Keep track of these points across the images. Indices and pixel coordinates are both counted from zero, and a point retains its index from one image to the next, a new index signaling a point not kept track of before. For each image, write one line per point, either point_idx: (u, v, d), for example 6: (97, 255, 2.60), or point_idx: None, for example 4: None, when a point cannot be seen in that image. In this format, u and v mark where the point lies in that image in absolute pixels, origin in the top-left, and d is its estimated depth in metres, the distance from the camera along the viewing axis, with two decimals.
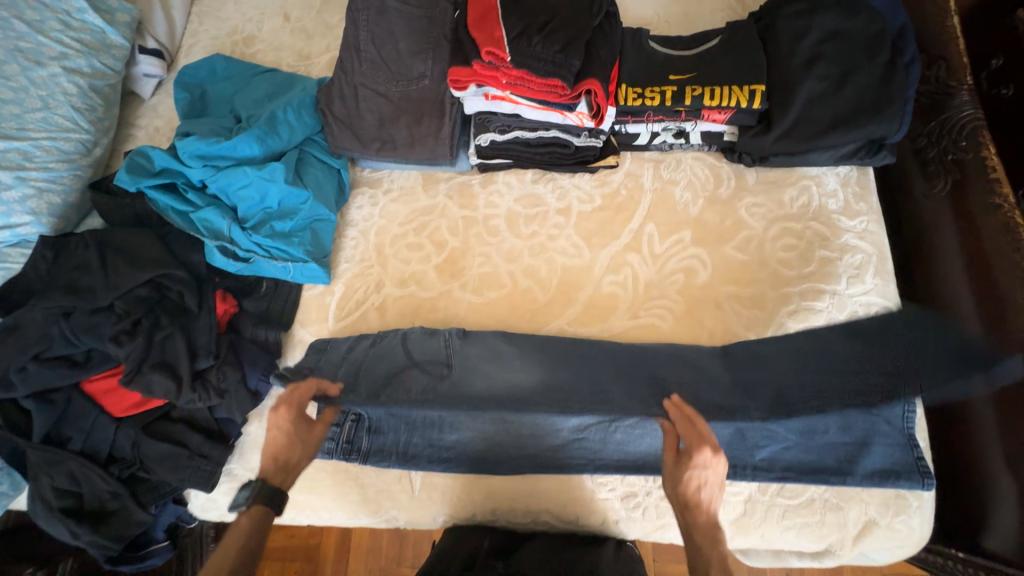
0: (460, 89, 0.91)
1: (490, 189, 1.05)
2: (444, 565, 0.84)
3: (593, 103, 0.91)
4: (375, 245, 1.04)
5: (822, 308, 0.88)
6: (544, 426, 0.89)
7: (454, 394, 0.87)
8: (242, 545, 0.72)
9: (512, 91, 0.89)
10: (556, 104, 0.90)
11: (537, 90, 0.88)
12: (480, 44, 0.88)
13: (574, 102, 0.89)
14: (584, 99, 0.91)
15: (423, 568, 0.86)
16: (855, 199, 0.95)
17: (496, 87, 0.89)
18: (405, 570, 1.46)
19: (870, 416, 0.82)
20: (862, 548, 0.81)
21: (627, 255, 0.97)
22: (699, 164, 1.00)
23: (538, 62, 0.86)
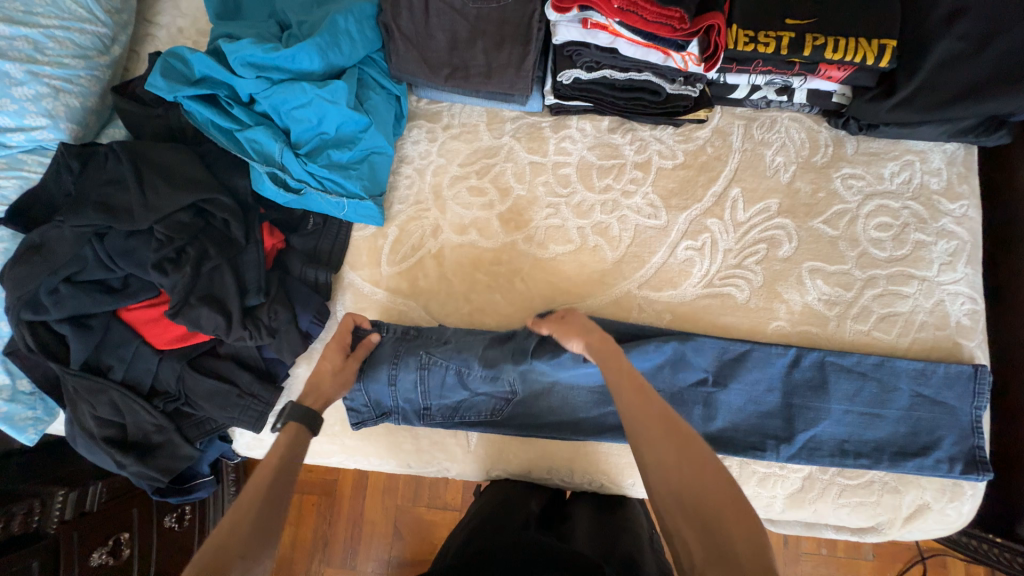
0: (560, 11, 0.78)
1: (562, 134, 0.96)
2: (504, 512, 0.81)
3: (708, 43, 0.79)
4: (433, 187, 0.96)
5: (908, 294, 0.85)
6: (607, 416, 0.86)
7: (523, 419, 0.86)
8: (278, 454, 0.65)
9: (622, 19, 0.76)
10: (667, 40, 0.79)
11: (647, 21, 0.77)
12: None
13: (688, 40, 0.78)
14: (698, 39, 0.80)
15: (471, 513, 0.83)
16: (958, 180, 0.89)
17: (604, 12, 0.76)
18: (421, 509, 1.46)
19: (942, 406, 0.81)
20: (911, 529, 0.83)
21: (707, 220, 0.91)
22: (795, 126, 0.92)
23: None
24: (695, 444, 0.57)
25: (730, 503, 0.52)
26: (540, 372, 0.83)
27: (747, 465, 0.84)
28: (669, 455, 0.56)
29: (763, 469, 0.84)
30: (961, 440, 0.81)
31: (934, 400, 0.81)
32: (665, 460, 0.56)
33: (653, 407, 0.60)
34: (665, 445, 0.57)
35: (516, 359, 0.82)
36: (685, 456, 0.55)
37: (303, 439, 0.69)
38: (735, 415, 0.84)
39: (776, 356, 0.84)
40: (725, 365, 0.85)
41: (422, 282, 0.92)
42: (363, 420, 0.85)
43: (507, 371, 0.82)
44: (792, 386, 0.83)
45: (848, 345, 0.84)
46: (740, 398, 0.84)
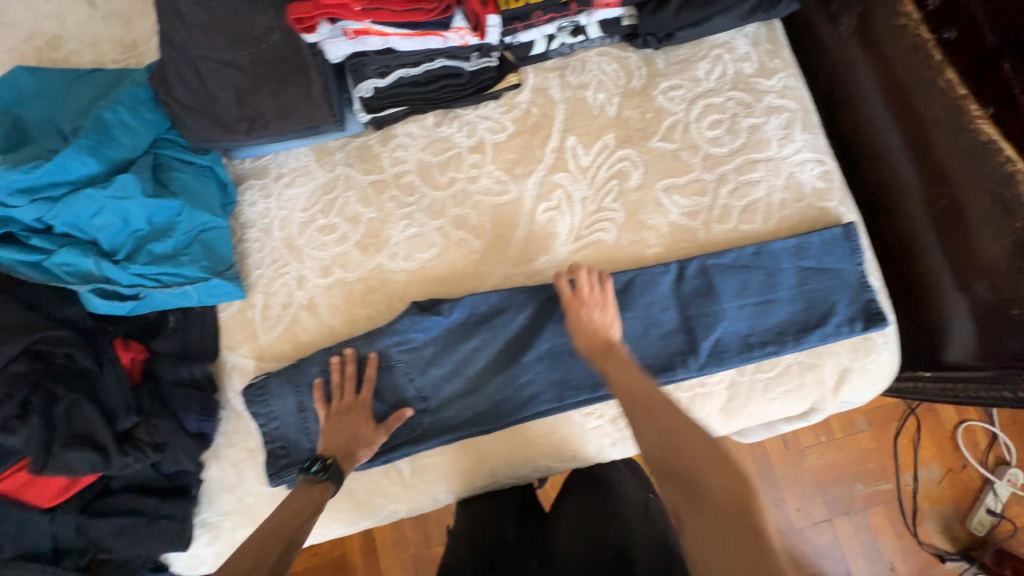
0: (308, 31, 0.73)
1: (392, 145, 0.94)
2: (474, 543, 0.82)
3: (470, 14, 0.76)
4: (284, 241, 0.92)
5: (759, 178, 0.85)
6: (522, 397, 0.84)
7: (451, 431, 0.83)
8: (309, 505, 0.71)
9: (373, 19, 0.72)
10: (425, 24, 0.74)
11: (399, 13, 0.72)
12: None
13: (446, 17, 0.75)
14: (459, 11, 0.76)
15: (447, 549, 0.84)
16: (768, 56, 0.90)
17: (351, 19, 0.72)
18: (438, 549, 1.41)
19: (826, 271, 0.83)
20: (843, 396, 0.83)
21: (555, 177, 0.90)
22: (605, 60, 0.92)
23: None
24: (680, 422, 0.59)
25: (704, 454, 0.55)
26: (422, 343, 0.84)
27: (671, 395, 0.83)
28: (650, 433, 0.60)
29: (687, 394, 0.83)
30: (854, 298, 0.82)
31: (817, 268, 0.83)
32: (651, 432, 0.60)
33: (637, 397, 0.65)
34: (661, 424, 0.60)
35: (398, 334, 0.83)
36: (668, 426, 0.60)
37: (319, 504, 0.72)
38: (644, 352, 0.83)
39: (664, 280, 0.83)
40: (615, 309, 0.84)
41: (303, 337, 0.88)
42: (282, 476, 0.80)
43: (391, 354, 0.83)
44: (688, 303, 0.83)
45: (722, 246, 0.84)
46: (642, 333, 0.83)
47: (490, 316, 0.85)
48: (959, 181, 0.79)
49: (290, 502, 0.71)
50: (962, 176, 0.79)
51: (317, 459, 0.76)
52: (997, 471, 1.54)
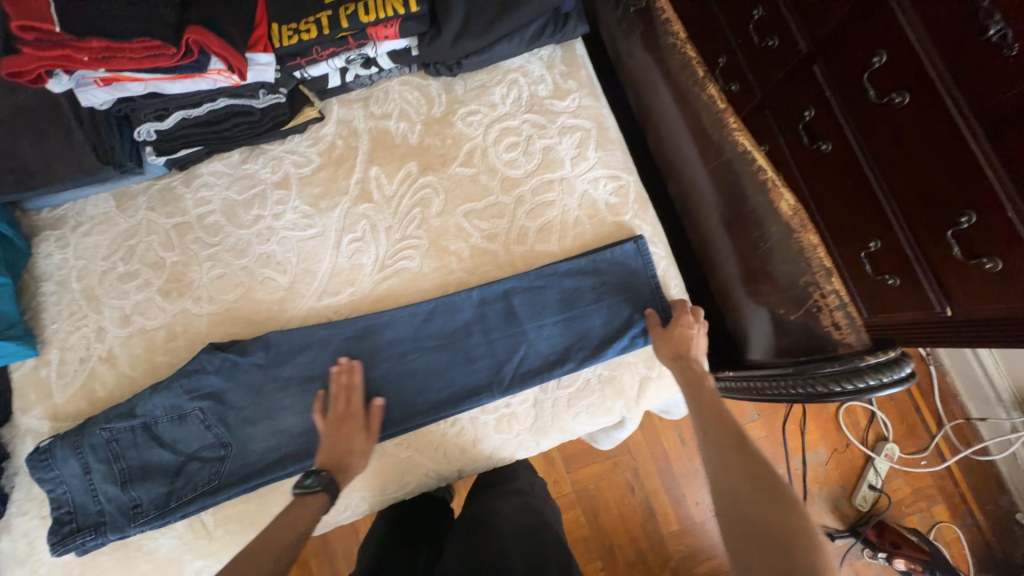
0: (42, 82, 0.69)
1: (197, 185, 0.92)
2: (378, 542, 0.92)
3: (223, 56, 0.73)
4: (82, 292, 0.88)
5: (554, 199, 0.87)
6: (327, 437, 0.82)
7: (251, 477, 0.81)
8: (296, 528, 0.68)
9: (108, 67, 0.68)
10: (179, 68, 0.71)
11: (138, 59, 0.69)
12: (14, 18, 0.64)
13: (197, 62, 0.72)
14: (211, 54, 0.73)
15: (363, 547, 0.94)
16: (562, 78, 0.93)
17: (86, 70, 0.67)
18: None
19: (620, 284, 0.85)
20: (645, 404, 0.86)
21: (359, 208, 0.90)
22: (407, 88, 0.93)
23: (119, 22, 0.67)
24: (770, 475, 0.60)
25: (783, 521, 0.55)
26: (217, 389, 0.82)
27: (477, 418, 0.84)
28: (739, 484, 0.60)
29: (492, 415, 0.84)
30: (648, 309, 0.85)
31: (611, 282, 0.85)
32: (742, 482, 0.60)
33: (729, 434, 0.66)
34: (728, 461, 0.63)
35: (190, 381, 0.81)
36: (757, 484, 0.59)
37: (317, 516, 0.71)
38: (448, 378, 0.83)
39: (465, 304, 0.84)
40: (418, 338, 0.84)
41: (100, 391, 0.84)
42: (69, 544, 0.76)
43: (184, 403, 0.81)
44: (489, 326, 0.84)
45: (520, 266, 0.86)
46: (446, 359, 0.84)
47: (289, 355, 0.83)
48: (742, 183, 0.83)
49: (281, 520, 0.69)
50: (741, 181, 0.83)
51: (312, 472, 0.74)
52: (876, 447, 1.58)
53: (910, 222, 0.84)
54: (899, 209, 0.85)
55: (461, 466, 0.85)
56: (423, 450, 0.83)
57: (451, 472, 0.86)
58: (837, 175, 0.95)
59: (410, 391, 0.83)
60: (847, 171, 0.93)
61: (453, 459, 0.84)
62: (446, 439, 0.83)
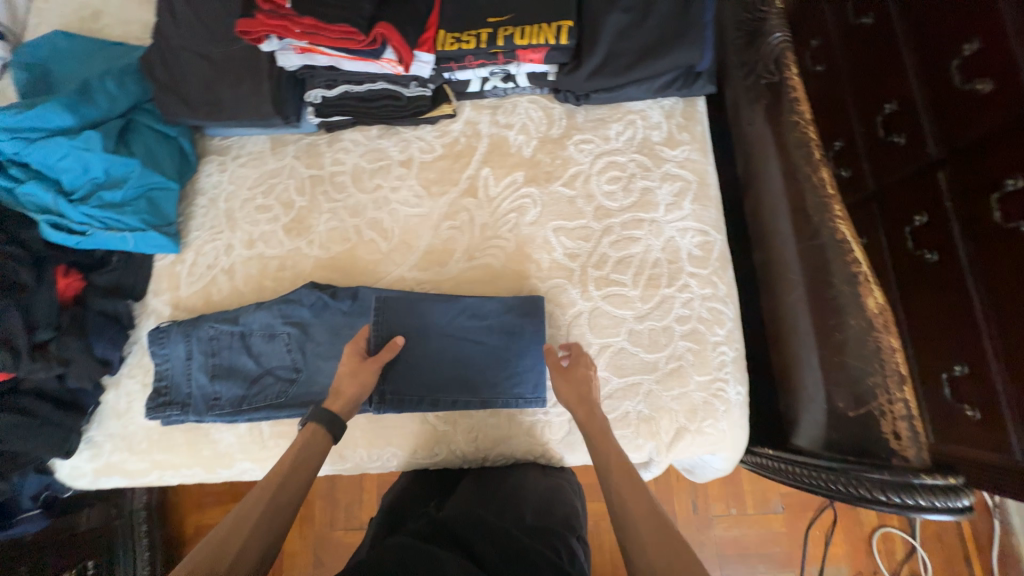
0: (259, 42, 0.85)
1: (336, 147, 1.07)
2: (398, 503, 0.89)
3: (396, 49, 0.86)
4: (225, 211, 1.05)
5: (640, 236, 0.92)
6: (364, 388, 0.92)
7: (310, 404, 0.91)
8: (301, 462, 0.75)
9: (309, 41, 0.82)
10: (360, 52, 0.84)
11: (333, 39, 0.83)
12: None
13: (374, 49, 0.84)
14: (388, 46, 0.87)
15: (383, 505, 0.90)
16: (678, 129, 0.98)
17: (292, 39, 0.83)
18: (338, 532, 1.50)
19: (682, 332, 0.87)
20: (677, 453, 0.87)
21: (463, 200, 1.00)
22: (533, 107, 1.02)
23: (328, 7, 0.81)
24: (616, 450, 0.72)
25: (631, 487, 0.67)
26: (306, 320, 0.94)
27: (516, 417, 0.92)
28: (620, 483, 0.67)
29: (529, 419, 0.92)
30: (702, 365, 0.86)
31: (674, 328, 0.88)
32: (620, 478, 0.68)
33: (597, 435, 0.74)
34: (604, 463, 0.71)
35: (289, 305, 0.93)
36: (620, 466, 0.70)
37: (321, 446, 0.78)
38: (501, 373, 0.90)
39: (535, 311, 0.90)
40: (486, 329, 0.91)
41: (215, 296, 1.00)
42: (159, 412, 0.90)
43: (279, 322, 0.93)
44: (485, 339, 0.91)
45: (593, 290, 0.90)
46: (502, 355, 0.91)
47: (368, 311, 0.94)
48: (830, 272, 0.83)
49: (291, 446, 0.77)
50: (830, 268, 0.84)
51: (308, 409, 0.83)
52: None
53: (988, 385, 0.70)
54: (974, 372, 0.71)
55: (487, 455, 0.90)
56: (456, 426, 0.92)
57: (481, 446, 0.92)
58: (937, 291, 0.78)
59: (412, 367, 0.91)
60: (947, 287, 0.76)
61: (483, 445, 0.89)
62: (482, 420, 0.92)
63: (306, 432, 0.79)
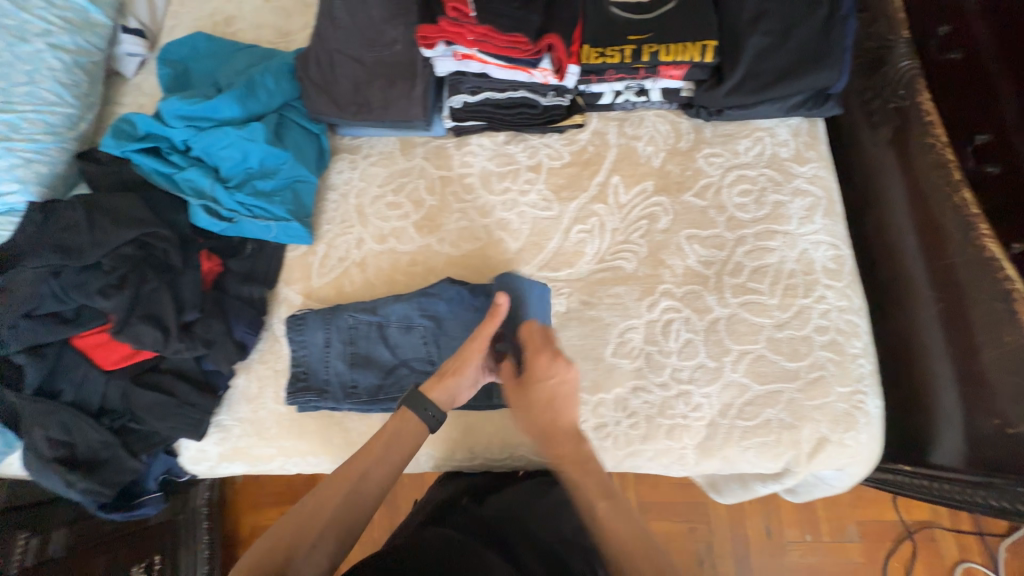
0: (429, 47, 0.92)
1: (465, 150, 1.11)
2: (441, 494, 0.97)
3: (555, 58, 0.92)
4: (355, 207, 1.08)
5: (775, 247, 0.94)
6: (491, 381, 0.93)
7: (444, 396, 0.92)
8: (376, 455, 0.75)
9: (480, 48, 0.89)
10: (522, 60, 0.90)
11: (500, 47, 0.89)
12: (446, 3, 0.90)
13: (536, 58, 0.90)
14: (547, 56, 0.92)
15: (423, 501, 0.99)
16: (804, 147, 1.02)
17: (462, 44, 0.89)
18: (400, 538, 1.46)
19: (821, 342, 0.89)
20: (818, 464, 0.86)
21: (593, 206, 1.02)
22: (660, 121, 1.06)
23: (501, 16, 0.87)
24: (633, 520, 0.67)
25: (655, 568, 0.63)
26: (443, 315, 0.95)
27: (654, 419, 0.88)
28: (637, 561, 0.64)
29: (669, 421, 0.88)
30: (844, 376, 0.87)
31: (813, 338, 0.89)
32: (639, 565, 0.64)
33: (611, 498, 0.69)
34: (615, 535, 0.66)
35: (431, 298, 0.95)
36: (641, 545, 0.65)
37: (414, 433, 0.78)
38: (638, 377, 0.90)
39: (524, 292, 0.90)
40: (623, 332, 0.93)
41: (348, 287, 1.02)
42: (296, 396, 0.92)
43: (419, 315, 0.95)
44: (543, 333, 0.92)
45: (730, 297, 0.92)
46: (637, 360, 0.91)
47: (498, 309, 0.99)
48: (970, 291, 0.85)
49: (375, 439, 0.77)
50: (970, 287, 0.85)
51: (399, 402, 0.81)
52: None
53: None
54: None
55: (621, 461, 0.90)
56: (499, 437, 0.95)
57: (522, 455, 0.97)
58: None
59: None
60: None
61: (619, 449, 0.89)
62: (618, 427, 0.89)
63: (397, 418, 0.79)
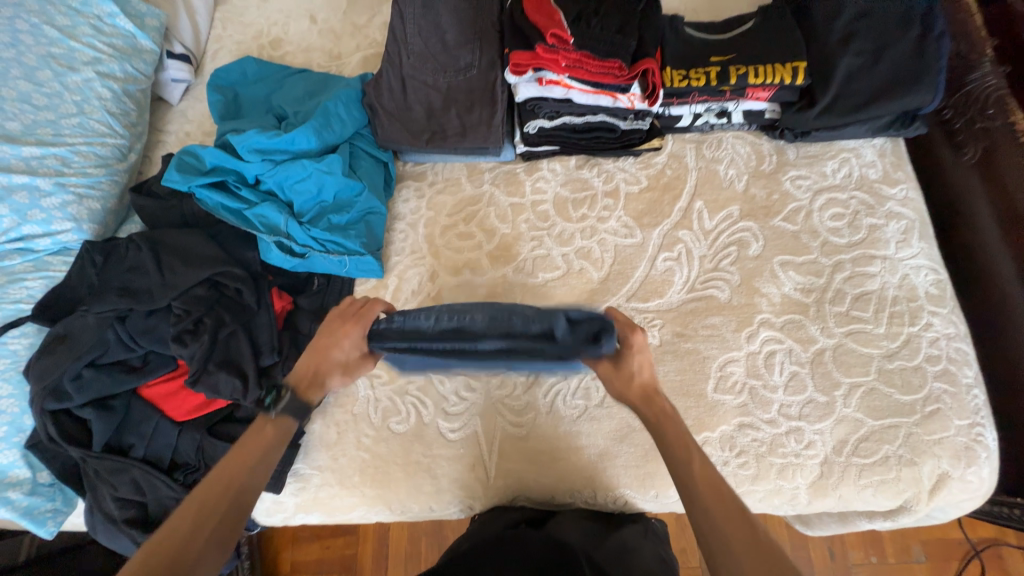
0: (518, 74, 0.90)
1: (536, 176, 1.05)
2: (493, 518, 0.85)
3: (647, 83, 0.92)
4: (425, 237, 1.02)
5: (875, 273, 0.91)
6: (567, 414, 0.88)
7: (549, 433, 0.88)
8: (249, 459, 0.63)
9: (570, 74, 0.89)
10: (610, 86, 0.91)
11: (592, 72, 0.90)
12: (542, 29, 0.89)
13: (629, 83, 0.91)
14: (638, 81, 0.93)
15: (472, 525, 0.86)
16: (893, 167, 0.99)
17: (555, 70, 0.89)
18: None
19: (934, 372, 0.85)
20: (938, 502, 0.82)
21: (678, 232, 0.98)
22: (740, 142, 1.03)
23: (597, 44, 0.90)
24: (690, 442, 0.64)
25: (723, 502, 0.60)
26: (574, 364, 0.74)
27: (765, 458, 0.84)
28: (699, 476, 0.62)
29: (781, 460, 0.83)
30: (961, 408, 0.83)
31: (925, 368, 0.85)
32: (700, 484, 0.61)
33: (678, 435, 0.65)
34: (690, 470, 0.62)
35: (550, 359, 0.69)
36: (711, 481, 0.61)
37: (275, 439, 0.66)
38: (743, 414, 0.86)
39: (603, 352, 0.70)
40: (723, 366, 0.89)
41: None
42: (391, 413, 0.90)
43: (526, 364, 0.73)
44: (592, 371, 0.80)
45: (833, 326, 0.89)
46: (741, 395, 0.87)
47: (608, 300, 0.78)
48: None
49: (245, 447, 0.64)
50: None
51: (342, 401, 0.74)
52: None
53: None
54: None
55: None
56: (554, 469, 0.87)
57: (580, 491, 0.87)
58: None
59: None
60: None
61: None
62: (726, 467, 0.84)
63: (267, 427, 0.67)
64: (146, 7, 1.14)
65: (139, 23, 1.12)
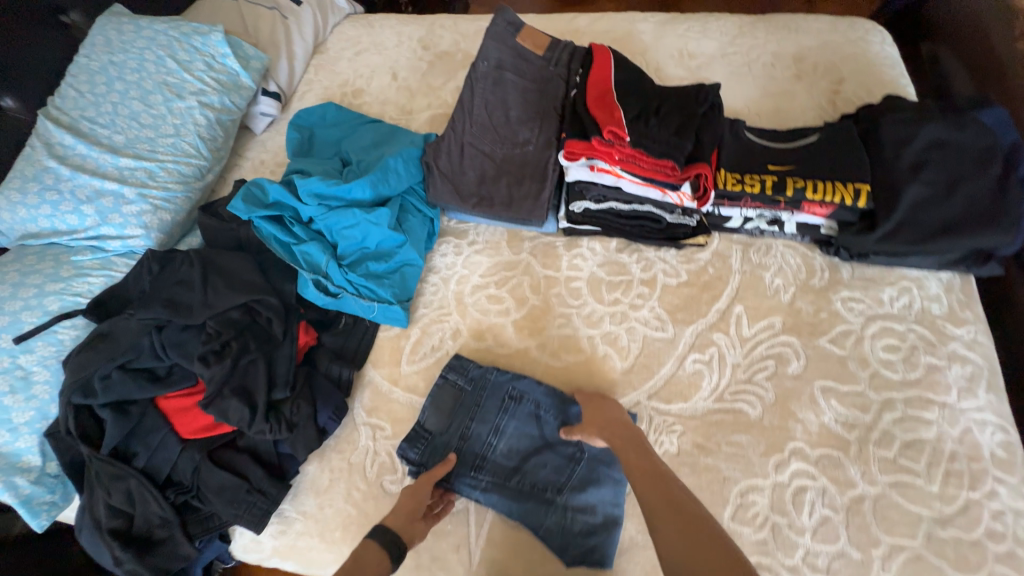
0: (571, 159, 0.94)
1: (574, 252, 1.05)
2: None
3: (699, 186, 0.92)
4: (455, 294, 1.03)
5: (931, 419, 0.82)
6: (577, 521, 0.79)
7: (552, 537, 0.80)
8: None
9: (622, 167, 0.91)
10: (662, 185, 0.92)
11: (644, 168, 0.91)
12: (600, 123, 0.92)
13: (679, 183, 0.92)
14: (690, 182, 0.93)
15: None
16: (960, 306, 0.91)
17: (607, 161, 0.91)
18: None
19: (997, 552, 0.73)
20: None
21: (713, 334, 0.94)
22: (790, 252, 0.99)
23: (653, 143, 0.91)
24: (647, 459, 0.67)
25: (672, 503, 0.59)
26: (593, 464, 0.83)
27: None
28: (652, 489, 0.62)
29: None
30: None
31: (986, 545, 0.74)
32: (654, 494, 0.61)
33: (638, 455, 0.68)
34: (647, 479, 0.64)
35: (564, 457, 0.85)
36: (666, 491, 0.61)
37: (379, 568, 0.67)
38: (761, 553, 0.77)
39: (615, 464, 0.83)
40: (745, 491, 0.81)
41: None
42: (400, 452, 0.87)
43: (548, 460, 0.85)
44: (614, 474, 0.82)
45: (877, 472, 0.80)
46: (761, 530, 0.78)
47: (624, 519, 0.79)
48: None
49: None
50: None
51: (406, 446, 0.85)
52: None
53: None
54: None
55: None
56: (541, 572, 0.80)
57: None
58: None
59: None
60: None
61: None
62: None
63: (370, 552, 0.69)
64: (254, 50, 1.28)
65: (244, 64, 1.26)
